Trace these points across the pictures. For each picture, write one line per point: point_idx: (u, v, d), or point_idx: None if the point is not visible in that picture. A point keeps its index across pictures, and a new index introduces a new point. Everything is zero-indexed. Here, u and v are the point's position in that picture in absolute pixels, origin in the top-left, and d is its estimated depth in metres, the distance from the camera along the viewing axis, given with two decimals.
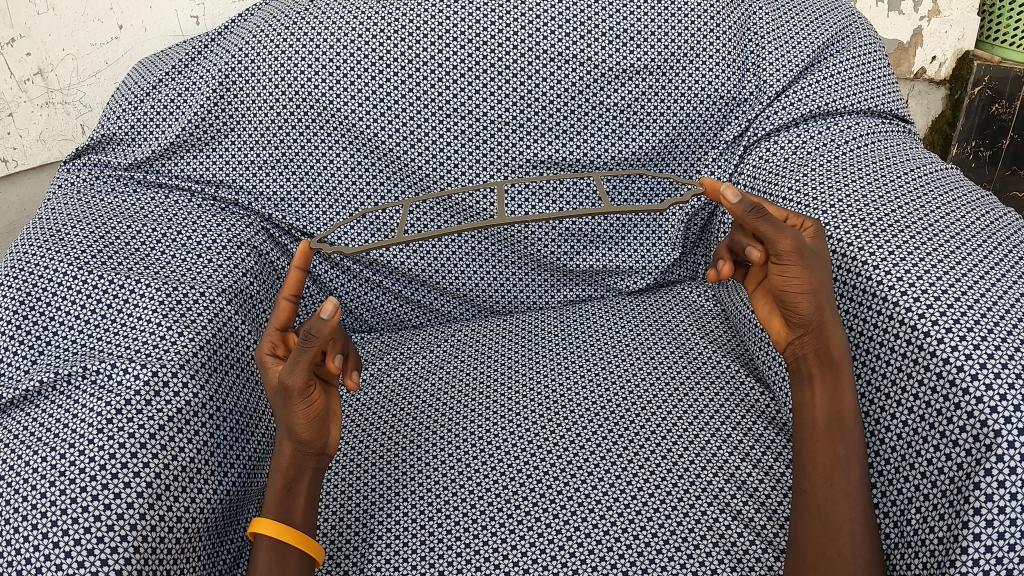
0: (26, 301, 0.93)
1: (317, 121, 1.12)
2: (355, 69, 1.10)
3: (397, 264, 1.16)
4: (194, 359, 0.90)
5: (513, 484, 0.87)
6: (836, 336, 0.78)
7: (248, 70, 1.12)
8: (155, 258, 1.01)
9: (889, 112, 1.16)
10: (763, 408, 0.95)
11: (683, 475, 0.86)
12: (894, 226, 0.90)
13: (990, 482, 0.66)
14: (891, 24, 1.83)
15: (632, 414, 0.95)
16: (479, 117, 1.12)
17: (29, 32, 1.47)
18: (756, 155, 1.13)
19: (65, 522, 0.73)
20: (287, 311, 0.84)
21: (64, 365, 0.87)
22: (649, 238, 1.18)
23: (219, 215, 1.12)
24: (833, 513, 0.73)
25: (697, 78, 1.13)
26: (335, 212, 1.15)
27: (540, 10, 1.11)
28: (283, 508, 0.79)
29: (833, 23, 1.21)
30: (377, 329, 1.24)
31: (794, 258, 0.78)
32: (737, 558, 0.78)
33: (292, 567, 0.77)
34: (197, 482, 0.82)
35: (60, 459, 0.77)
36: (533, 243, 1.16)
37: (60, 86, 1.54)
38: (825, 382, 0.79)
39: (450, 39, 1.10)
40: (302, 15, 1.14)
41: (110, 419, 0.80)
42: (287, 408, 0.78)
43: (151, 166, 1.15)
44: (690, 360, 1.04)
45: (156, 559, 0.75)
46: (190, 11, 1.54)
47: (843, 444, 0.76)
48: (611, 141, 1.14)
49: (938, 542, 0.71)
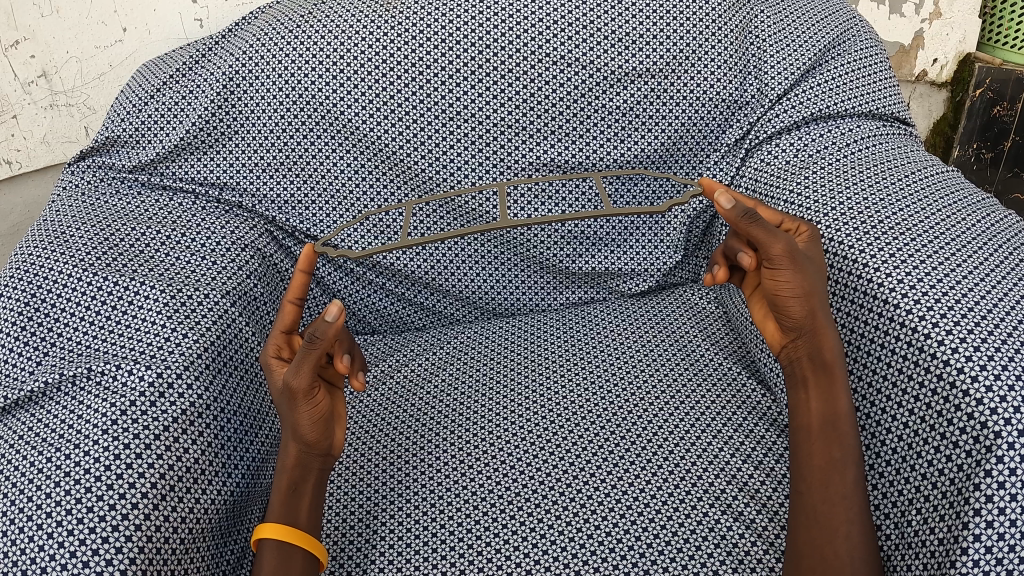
0: (31, 302, 0.94)
1: (320, 123, 1.13)
2: (358, 73, 1.11)
3: (400, 267, 1.16)
4: (198, 361, 0.90)
5: (516, 485, 0.88)
6: (829, 339, 0.79)
7: (252, 72, 1.13)
8: (159, 260, 1.02)
9: (890, 115, 1.16)
10: (764, 409, 0.95)
11: (685, 477, 0.86)
12: (895, 229, 0.90)
13: (990, 484, 0.67)
14: (891, 27, 1.83)
15: (634, 416, 0.95)
16: (481, 120, 1.12)
17: (34, 35, 1.48)
18: (757, 158, 1.14)
19: (70, 522, 0.73)
20: (293, 314, 0.85)
21: (69, 366, 0.88)
22: (650, 241, 1.19)
23: (222, 217, 1.12)
24: (829, 515, 0.73)
25: (699, 81, 1.13)
26: (337, 215, 1.16)
27: (541, 14, 1.11)
28: (286, 510, 0.79)
29: (834, 26, 1.21)
30: (379, 331, 1.24)
31: (786, 261, 0.78)
32: (739, 560, 0.78)
33: (296, 567, 0.77)
34: (201, 483, 0.83)
35: (65, 459, 0.77)
36: (535, 246, 1.16)
37: (64, 88, 1.55)
38: (820, 384, 0.79)
39: (452, 43, 1.11)
40: (306, 18, 1.15)
41: (115, 420, 0.81)
42: (292, 409, 0.79)
43: (156, 168, 1.15)
44: (692, 362, 1.04)
45: (160, 560, 0.76)
46: (193, 15, 1.53)
47: (838, 447, 0.76)
48: (612, 144, 1.14)
49: (938, 544, 0.71)
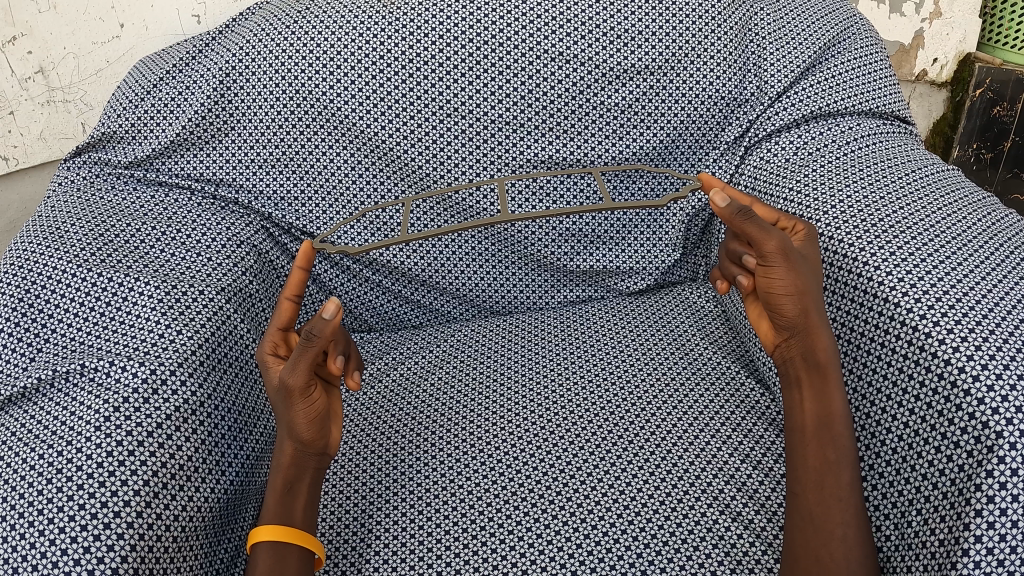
0: (26, 297, 0.93)
1: (317, 120, 1.12)
2: (354, 68, 1.10)
3: (397, 264, 1.16)
4: (192, 357, 0.90)
5: (511, 484, 0.87)
6: (823, 339, 0.78)
7: (248, 68, 1.12)
8: (154, 257, 1.01)
9: (890, 114, 1.16)
10: (762, 409, 0.95)
11: (682, 476, 0.86)
12: (896, 227, 0.90)
13: (992, 484, 0.66)
14: (891, 27, 1.83)
15: (631, 415, 0.94)
16: (479, 117, 1.12)
17: (32, 31, 1.48)
18: (757, 155, 1.13)
19: (62, 519, 0.73)
20: (289, 311, 0.84)
21: (62, 362, 0.87)
22: (649, 239, 1.19)
23: (218, 214, 1.12)
24: (824, 515, 0.73)
25: (698, 78, 1.13)
26: (335, 211, 1.15)
27: (538, 10, 1.11)
28: (280, 510, 0.79)
29: (834, 24, 1.20)
30: (376, 329, 1.24)
31: (780, 259, 0.78)
32: (737, 560, 0.77)
33: (291, 567, 0.76)
34: (194, 481, 0.82)
35: (58, 456, 0.77)
36: (532, 243, 1.16)
37: (62, 84, 1.54)
38: (814, 385, 0.79)
39: (449, 39, 1.10)
40: (303, 14, 1.14)
41: (108, 417, 0.80)
42: (288, 407, 0.78)
43: (152, 164, 1.15)
44: (690, 360, 1.03)
45: (153, 558, 0.75)
46: (191, 10, 1.54)
47: (833, 448, 0.75)
48: (611, 141, 1.14)
49: (938, 544, 0.70)
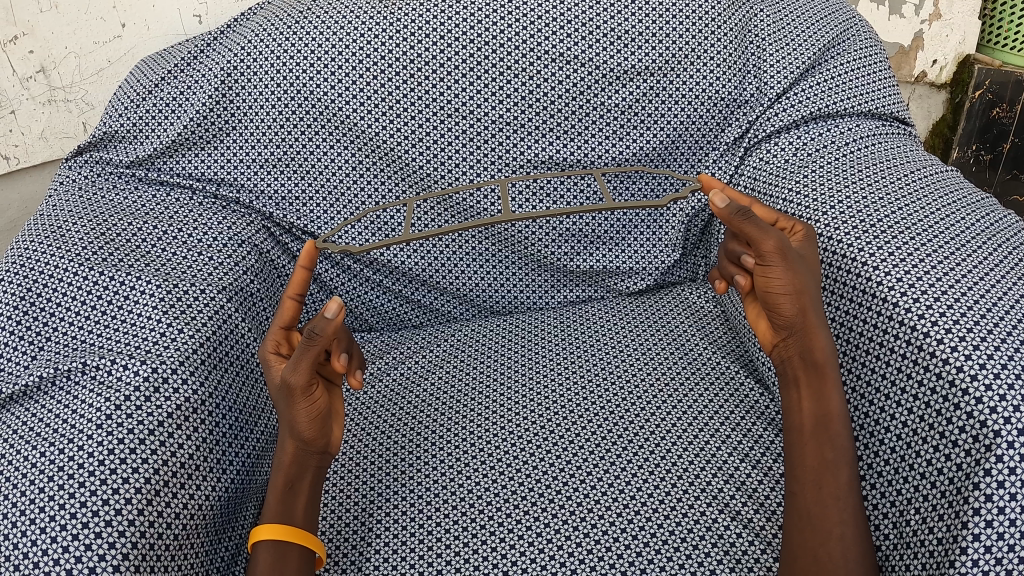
0: (27, 296, 0.94)
1: (317, 120, 1.12)
2: (354, 68, 1.11)
3: (398, 264, 1.16)
4: (193, 356, 0.90)
5: (510, 484, 0.88)
6: (820, 338, 0.79)
7: (248, 68, 1.12)
8: (155, 256, 1.01)
9: (889, 115, 1.16)
10: (762, 408, 0.95)
11: (681, 476, 0.86)
12: (894, 228, 0.90)
13: (990, 483, 0.66)
14: (891, 28, 1.84)
15: (630, 415, 0.95)
16: (479, 117, 1.12)
17: (33, 30, 1.47)
18: (756, 156, 1.13)
19: (63, 516, 0.73)
20: (292, 310, 0.85)
21: (63, 361, 0.87)
22: (649, 239, 1.19)
23: (220, 214, 1.12)
24: (822, 515, 0.73)
25: (697, 79, 1.13)
26: (336, 211, 1.15)
27: (537, 10, 1.11)
28: (280, 509, 0.79)
29: (834, 25, 1.21)
30: (376, 329, 1.24)
31: (777, 258, 0.78)
32: (736, 559, 0.78)
33: (292, 566, 0.77)
34: (195, 479, 0.82)
35: (58, 454, 0.77)
36: (533, 243, 1.16)
37: (63, 84, 1.55)
38: (812, 384, 0.80)
39: (448, 40, 1.11)
40: (304, 14, 1.14)
41: (109, 415, 0.80)
42: (290, 406, 0.78)
43: (153, 164, 1.15)
44: (689, 360, 1.04)
45: (154, 556, 0.75)
46: (192, 10, 1.55)
47: (831, 448, 0.76)
48: (611, 142, 1.14)
49: (937, 544, 0.71)
